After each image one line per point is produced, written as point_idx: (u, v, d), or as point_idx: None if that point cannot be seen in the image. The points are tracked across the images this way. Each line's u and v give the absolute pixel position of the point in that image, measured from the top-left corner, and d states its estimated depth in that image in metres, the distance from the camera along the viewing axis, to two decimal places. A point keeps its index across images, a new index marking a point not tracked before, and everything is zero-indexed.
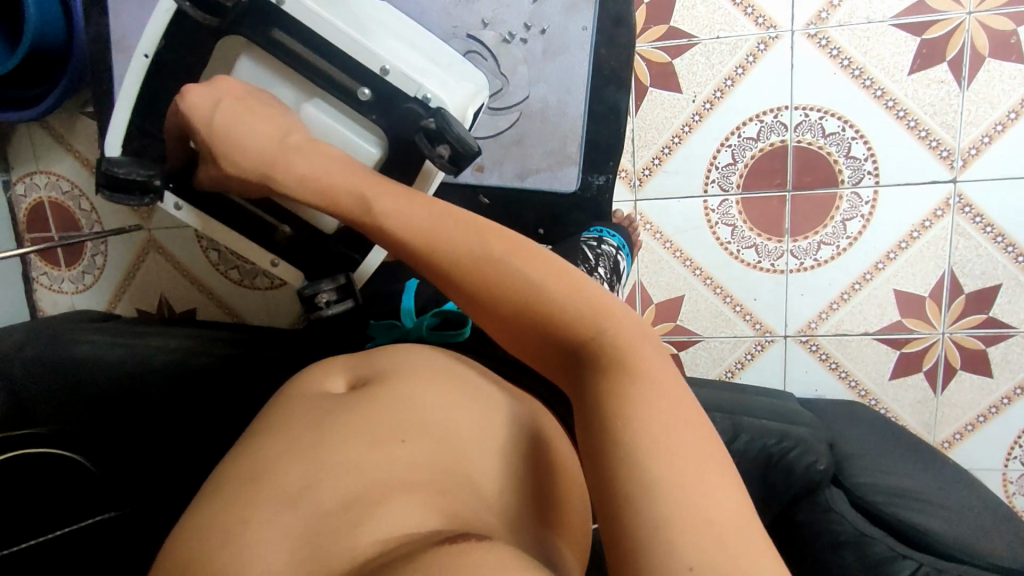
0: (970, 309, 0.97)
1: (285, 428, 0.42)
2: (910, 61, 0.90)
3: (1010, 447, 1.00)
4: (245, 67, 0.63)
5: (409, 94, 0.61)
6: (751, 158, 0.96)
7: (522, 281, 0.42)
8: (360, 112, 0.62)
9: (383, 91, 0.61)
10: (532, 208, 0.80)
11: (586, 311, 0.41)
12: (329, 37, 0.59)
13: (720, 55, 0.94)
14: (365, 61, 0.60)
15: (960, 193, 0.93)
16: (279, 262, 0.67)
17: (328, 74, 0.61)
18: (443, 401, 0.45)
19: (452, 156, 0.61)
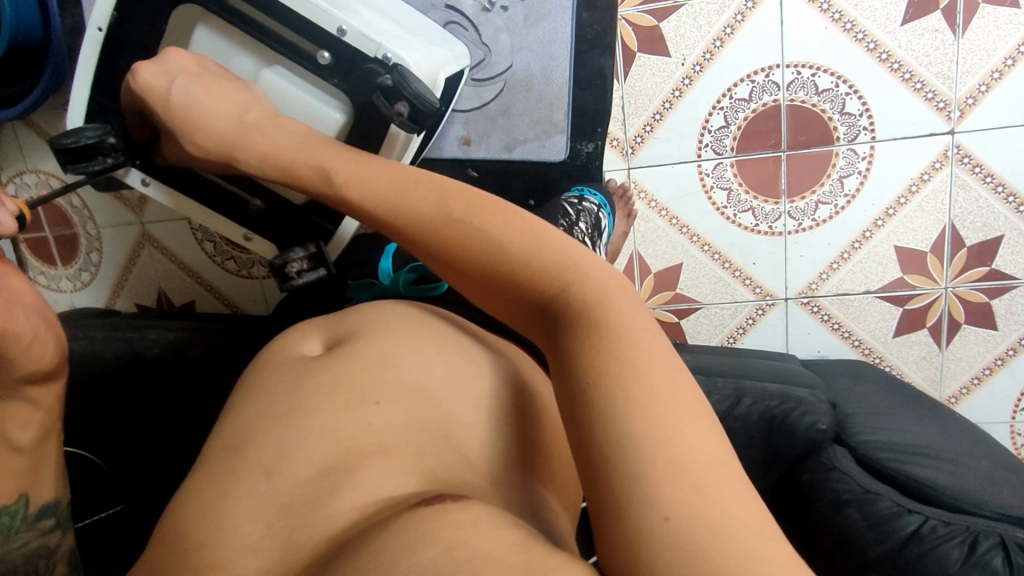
0: (971, 262, 0.96)
1: (257, 398, 0.42)
2: (903, 11, 0.88)
3: (1017, 400, 0.99)
4: (204, 38, 0.62)
5: (368, 54, 0.59)
6: (744, 120, 0.95)
7: (486, 237, 0.41)
8: (320, 76, 0.61)
9: (344, 53, 0.60)
10: (520, 178, 0.79)
11: (552, 262, 0.40)
12: (294, 6, 0.58)
13: (708, 16, 0.92)
14: (322, 24, 0.58)
15: (958, 144, 0.91)
16: (252, 236, 0.67)
17: (288, 42, 0.60)
18: (416, 357, 0.43)
19: (411, 114, 0.60)
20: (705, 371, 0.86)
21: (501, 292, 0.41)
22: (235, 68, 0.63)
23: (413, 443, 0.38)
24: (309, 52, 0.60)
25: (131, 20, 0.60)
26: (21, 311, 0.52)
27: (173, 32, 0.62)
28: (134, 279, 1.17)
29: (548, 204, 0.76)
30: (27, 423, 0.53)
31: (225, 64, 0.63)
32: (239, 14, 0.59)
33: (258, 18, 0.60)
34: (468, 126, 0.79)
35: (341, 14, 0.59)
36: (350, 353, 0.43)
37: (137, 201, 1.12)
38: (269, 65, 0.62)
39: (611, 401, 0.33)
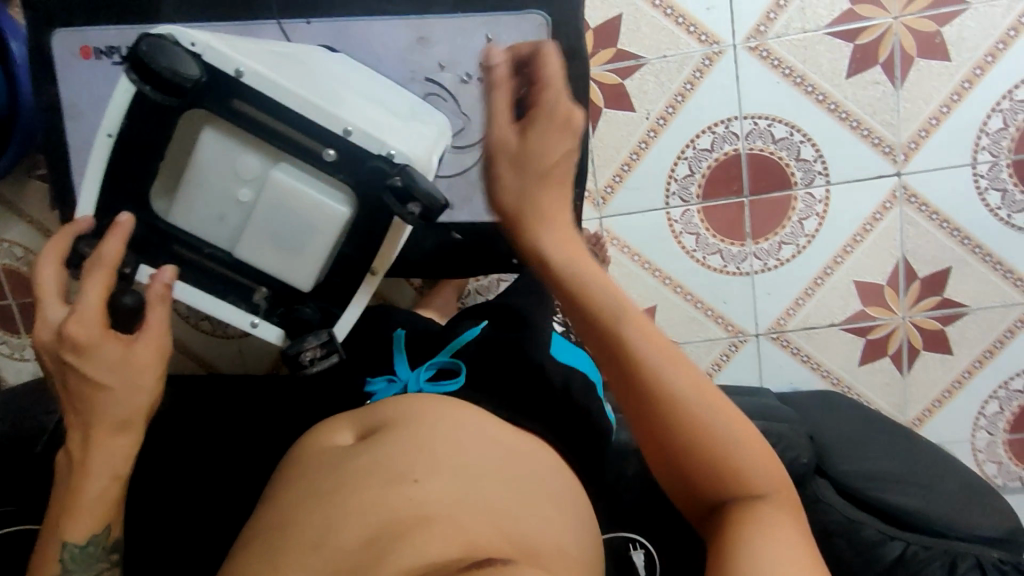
0: (925, 293, 1.01)
1: (306, 480, 0.50)
2: (847, 66, 0.95)
3: (975, 418, 1.05)
4: (211, 141, 0.61)
5: (373, 150, 0.60)
6: (707, 168, 1.01)
7: (693, 418, 0.50)
8: (326, 172, 0.61)
9: (348, 151, 0.60)
10: (501, 241, 0.78)
11: (734, 453, 0.50)
12: (291, 105, 0.58)
13: (669, 73, 0.98)
14: (326, 125, 0.59)
15: (905, 185, 0.98)
16: (259, 323, 0.66)
17: (291, 139, 0.60)
18: (448, 435, 0.50)
19: (422, 211, 0.62)
20: None
21: (668, 450, 0.51)
22: (243, 168, 0.62)
23: None
24: (313, 149, 0.60)
25: (129, 116, 0.59)
26: None
27: (175, 148, 0.63)
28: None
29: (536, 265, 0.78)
30: None
31: (230, 163, 0.62)
32: (238, 112, 0.59)
33: (258, 116, 0.59)
34: (450, 190, 0.78)
35: (342, 114, 0.60)
36: (392, 431, 0.50)
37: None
38: (275, 163, 0.62)
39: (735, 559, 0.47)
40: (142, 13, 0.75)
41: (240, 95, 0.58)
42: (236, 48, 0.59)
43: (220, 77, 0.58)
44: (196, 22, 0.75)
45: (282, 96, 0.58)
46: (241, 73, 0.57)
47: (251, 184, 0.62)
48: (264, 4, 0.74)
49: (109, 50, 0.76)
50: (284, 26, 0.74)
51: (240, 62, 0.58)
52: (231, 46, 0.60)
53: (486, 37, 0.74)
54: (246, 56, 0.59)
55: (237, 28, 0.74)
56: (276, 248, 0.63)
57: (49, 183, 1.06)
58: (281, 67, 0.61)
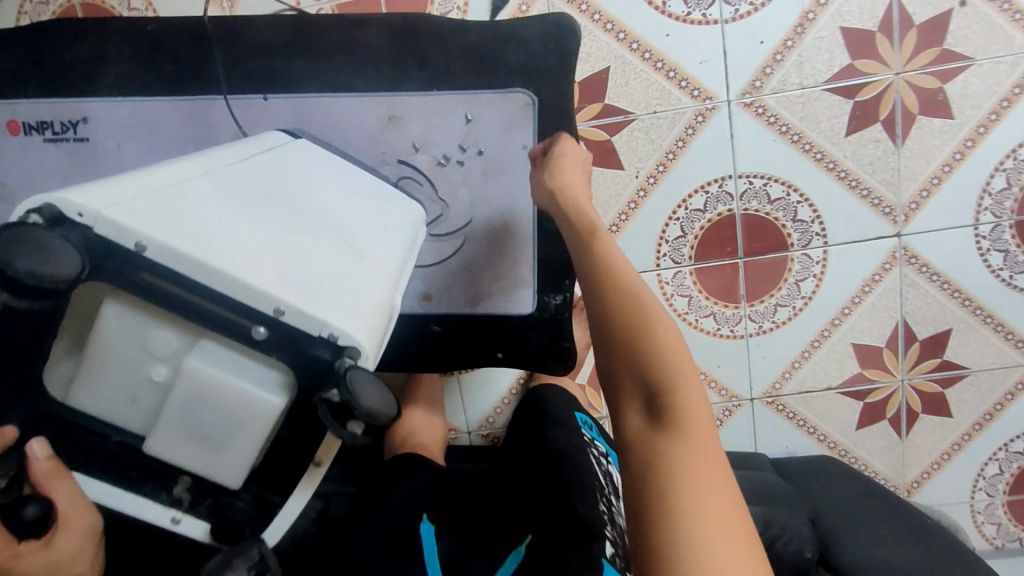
0: (924, 355, 0.98)
1: None
2: (846, 123, 0.90)
3: (975, 481, 1.02)
4: (114, 317, 0.44)
5: (314, 331, 0.44)
6: (699, 229, 0.95)
7: (651, 346, 0.51)
8: (258, 352, 0.45)
9: (282, 334, 0.44)
10: (485, 335, 0.72)
11: (682, 399, 0.49)
12: (208, 278, 0.41)
13: (660, 129, 0.92)
14: (251, 302, 0.42)
15: (905, 246, 0.94)
16: (183, 518, 0.49)
17: (208, 315, 0.42)
18: None
19: (366, 428, 0.46)
20: None
21: (626, 368, 0.51)
22: (155, 347, 0.45)
23: None
24: (238, 329, 0.43)
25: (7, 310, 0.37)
26: None
27: (73, 315, 0.47)
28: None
29: (526, 360, 0.73)
30: None
31: (141, 345, 0.45)
32: (128, 284, 0.40)
33: (168, 288, 0.41)
34: (426, 279, 0.72)
35: (275, 283, 0.44)
36: None
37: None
38: (194, 342, 0.45)
39: (684, 514, 0.42)
40: (77, 88, 0.67)
41: (128, 266, 0.40)
42: (141, 189, 0.42)
43: (102, 244, 0.39)
44: (137, 99, 0.67)
45: (188, 269, 0.41)
46: (143, 245, 0.39)
47: (169, 366, 0.45)
48: (213, 79, 0.66)
49: (42, 126, 0.68)
50: (234, 102, 0.67)
51: (124, 213, 0.39)
52: (129, 185, 0.42)
53: (465, 117, 0.67)
54: (138, 197, 0.41)
55: (185, 104, 0.67)
56: (197, 450, 0.46)
57: None
58: (195, 208, 0.44)
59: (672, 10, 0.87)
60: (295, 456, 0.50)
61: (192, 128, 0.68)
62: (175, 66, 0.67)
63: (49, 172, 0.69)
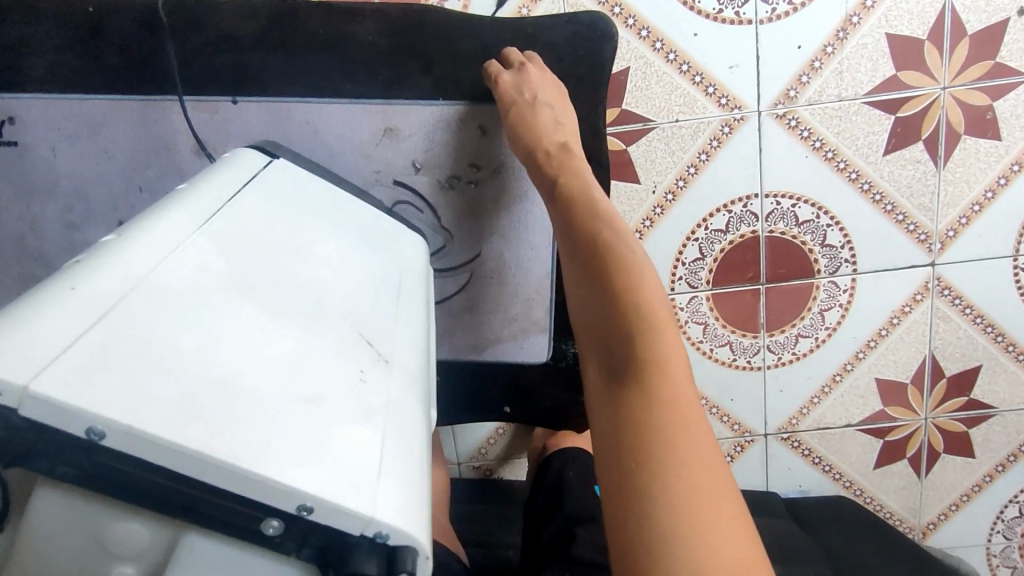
0: (951, 393, 0.91)
1: None
2: (886, 141, 0.81)
3: (993, 523, 0.96)
4: (57, 512, 0.30)
5: (353, 530, 0.30)
6: (719, 252, 0.87)
7: (618, 291, 0.44)
8: (277, 548, 0.31)
9: (311, 531, 0.30)
10: (495, 384, 0.71)
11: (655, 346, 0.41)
12: (196, 470, 0.28)
13: (682, 141, 0.82)
14: (265, 497, 0.29)
15: (939, 276, 0.86)
16: None
17: (201, 504, 0.29)
18: None
19: None
20: None
21: (600, 319, 0.44)
22: (116, 547, 0.30)
23: None
24: (244, 522, 0.30)
25: None
26: None
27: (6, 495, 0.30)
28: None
29: (540, 412, 0.72)
30: None
31: (96, 548, 0.30)
32: (80, 468, 0.28)
33: (132, 471, 0.28)
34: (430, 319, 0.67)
35: (293, 460, 0.30)
36: None
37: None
38: (176, 544, 0.31)
39: (663, 488, 0.36)
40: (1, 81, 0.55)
41: (75, 447, 0.27)
42: (93, 314, 0.30)
43: (37, 427, 0.27)
44: (75, 97, 0.56)
45: (165, 457, 0.27)
46: (98, 433, 0.26)
47: (139, 569, 0.31)
48: (166, 76, 0.56)
49: None
50: (192, 105, 0.57)
51: (63, 376, 0.27)
52: (80, 310, 0.30)
53: (475, 132, 0.59)
54: (90, 332, 0.29)
55: (136, 104, 0.57)
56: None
57: None
58: (175, 337, 0.31)
59: (702, 7, 0.76)
60: None
61: (145, 133, 0.58)
62: (120, 57, 0.55)
63: None
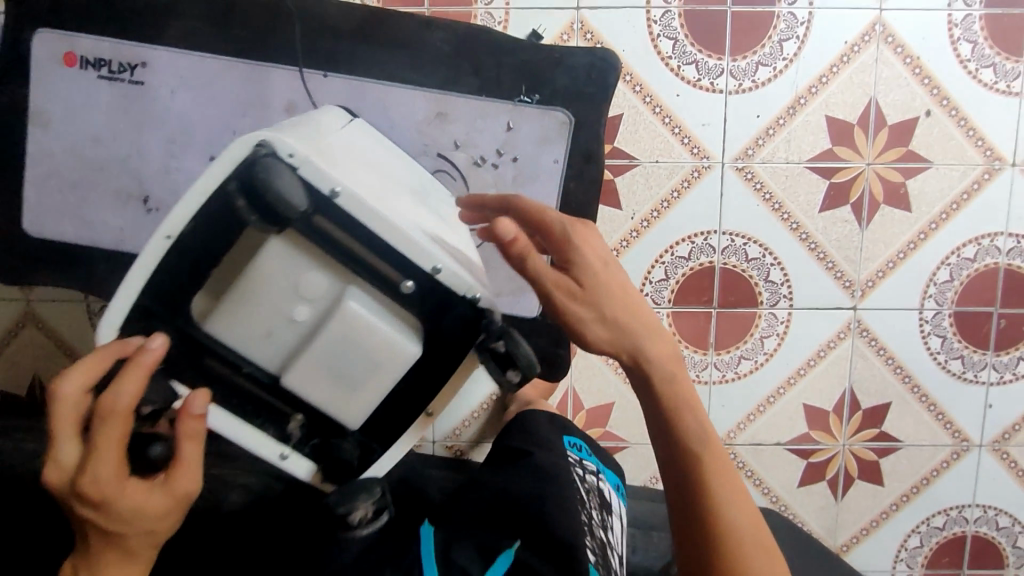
0: (865, 424, 1.06)
1: None
2: (821, 200, 1.00)
3: (897, 550, 1.09)
4: (282, 255, 0.57)
5: (460, 292, 0.60)
6: (681, 275, 1.02)
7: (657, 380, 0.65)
8: (402, 304, 0.61)
9: (436, 287, 0.60)
10: None
11: (688, 392, 0.65)
12: (377, 229, 0.56)
13: (658, 178, 0.99)
14: (417, 259, 0.58)
15: (859, 319, 1.03)
16: (288, 455, 0.65)
17: (371, 262, 0.58)
18: None
19: (518, 378, 0.65)
20: None
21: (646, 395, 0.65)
22: (304, 288, 0.58)
23: None
24: (392, 278, 0.59)
25: (194, 222, 0.54)
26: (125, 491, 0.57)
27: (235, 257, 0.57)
28: (16, 345, 1.10)
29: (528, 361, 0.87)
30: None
31: (296, 283, 0.58)
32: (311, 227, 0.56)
33: (338, 233, 0.56)
34: None
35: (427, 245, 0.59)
36: None
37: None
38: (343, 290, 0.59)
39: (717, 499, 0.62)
40: (142, 33, 0.70)
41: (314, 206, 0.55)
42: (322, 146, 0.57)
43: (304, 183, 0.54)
44: (198, 55, 0.71)
45: (363, 217, 0.56)
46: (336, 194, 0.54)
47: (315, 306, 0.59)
48: (273, 47, 0.70)
49: (100, 63, 0.71)
50: (292, 74, 0.71)
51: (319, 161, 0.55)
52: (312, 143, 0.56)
53: (507, 125, 0.73)
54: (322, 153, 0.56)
55: (245, 68, 0.71)
56: (328, 378, 0.62)
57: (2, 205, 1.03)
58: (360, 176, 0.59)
59: (685, 74, 0.96)
60: (407, 408, 0.66)
61: (246, 89, 0.72)
62: (245, 32, 0.69)
63: (95, 106, 0.73)
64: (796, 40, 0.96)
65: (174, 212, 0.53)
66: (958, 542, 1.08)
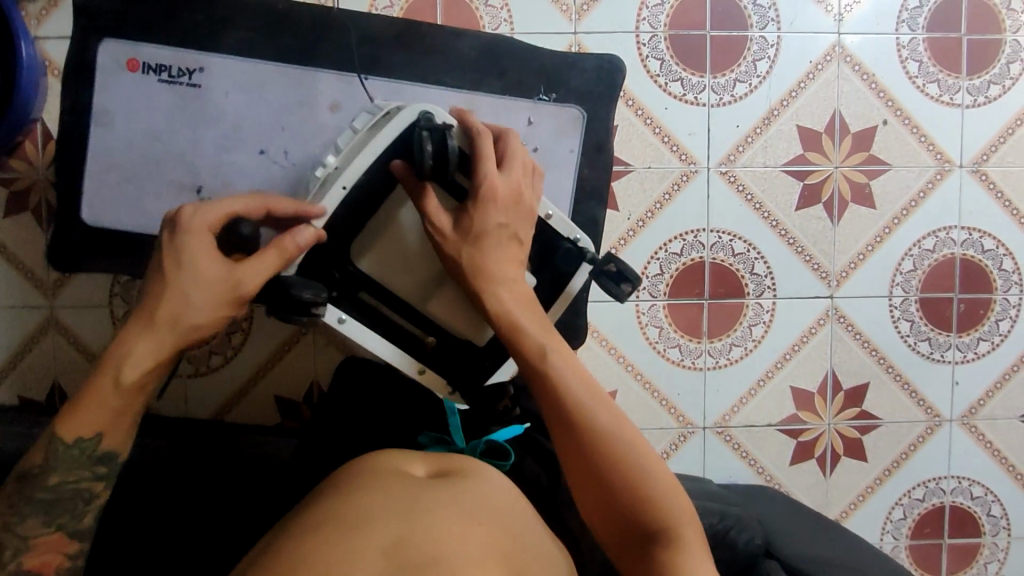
0: (847, 403, 1.15)
1: (359, 491, 0.53)
2: (796, 200, 1.12)
3: (885, 522, 1.17)
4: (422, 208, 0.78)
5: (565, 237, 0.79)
6: (675, 270, 1.12)
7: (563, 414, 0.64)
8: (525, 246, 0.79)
9: (543, 232, 0.79)
10: None
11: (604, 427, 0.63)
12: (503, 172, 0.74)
13: (651, 182, 1.10)
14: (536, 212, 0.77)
15: (836, 307, 1.14)
16: (425, 372, 0.77)
17: None
18: (480, 486, 0.56)
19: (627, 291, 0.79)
20: None
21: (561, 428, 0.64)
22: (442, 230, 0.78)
23: (492, 546, 0.50)
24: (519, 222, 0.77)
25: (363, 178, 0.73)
26: (194, 293, 0.64)
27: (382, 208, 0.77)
28: (35, 356, 1.03)
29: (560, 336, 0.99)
30: (142, 360, 0.63)
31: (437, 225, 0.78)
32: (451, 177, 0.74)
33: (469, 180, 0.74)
34: None
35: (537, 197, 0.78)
36: (457, 481, 0.55)
37: (52, 282, 1.03)
38: None
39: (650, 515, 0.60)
40: (201, 42, 0.79)
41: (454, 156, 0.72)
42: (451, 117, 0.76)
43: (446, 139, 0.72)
44: (252, 61, 0.79)
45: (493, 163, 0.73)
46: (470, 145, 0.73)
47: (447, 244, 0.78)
48: (320, 54, 0.80)
49: (161, 68, 0.79)
50: (335, 77, 0.81)
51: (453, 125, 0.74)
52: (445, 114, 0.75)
53: (528, 120, 0.83)
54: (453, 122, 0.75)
55: (295, 72, 0.80)
56: (460, 298, 0.77)
57: (35, 214, 1.01)
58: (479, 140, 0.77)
59: (671, 90, 1.09)
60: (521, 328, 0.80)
61: (294, 91, 0.81)
62: (294, 39, 0.79)
63: (152, 108, 0.81)
64: (767, 60, 1.09)
65: (352, 167, 0.72)
66: (938, 512, 1.17)
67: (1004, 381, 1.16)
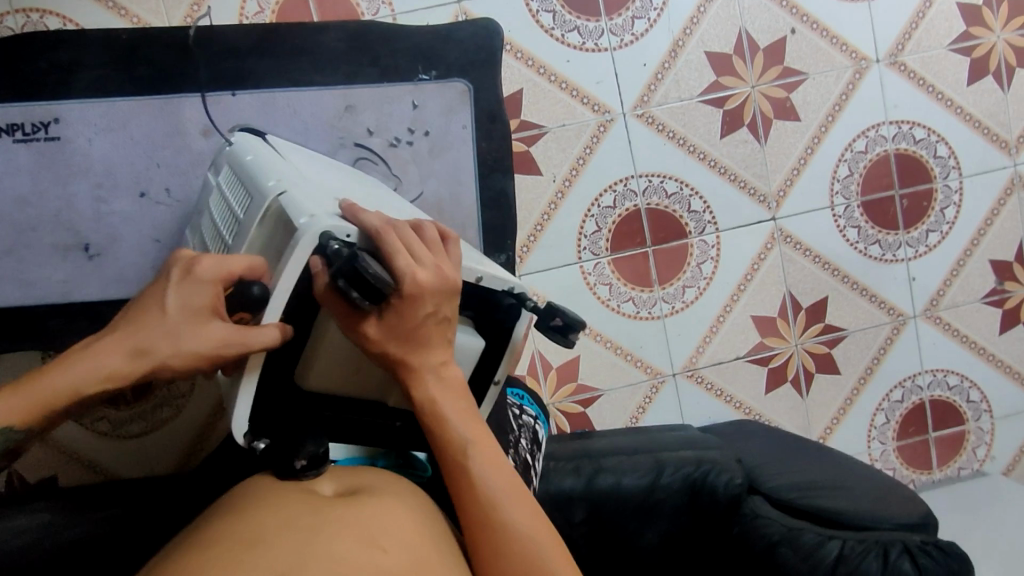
0: (810, 321, 1.14)
1: (254, 516, 0.50)
2: (719, 128, 1.09)
3: (869, 430, 1.16)
4: None
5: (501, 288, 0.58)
6: (612, 224, 1.09)
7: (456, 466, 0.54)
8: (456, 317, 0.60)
9: (471, 292, 0.59)
10: None
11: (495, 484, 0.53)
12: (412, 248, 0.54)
13: (569, 140, 1.07)
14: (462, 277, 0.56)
15: (781, 228, 1.12)
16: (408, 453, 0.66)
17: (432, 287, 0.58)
18: (393, 510, 0.53)
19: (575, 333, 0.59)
20: (610, 447, 0.93)
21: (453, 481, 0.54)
22: None
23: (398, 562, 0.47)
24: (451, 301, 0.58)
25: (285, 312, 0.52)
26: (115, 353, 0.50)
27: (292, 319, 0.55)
28: None
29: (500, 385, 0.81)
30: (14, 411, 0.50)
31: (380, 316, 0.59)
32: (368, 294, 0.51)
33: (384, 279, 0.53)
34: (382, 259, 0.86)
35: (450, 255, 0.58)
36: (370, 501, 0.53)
37: None
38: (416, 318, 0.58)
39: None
40: (51, 92, 0.79)
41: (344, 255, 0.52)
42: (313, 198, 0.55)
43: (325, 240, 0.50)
44: (111, 100, 0.80)
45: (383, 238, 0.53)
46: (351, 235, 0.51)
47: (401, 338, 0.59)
48: (177, 81, 0.80)
49: (13, 127, 0.79)
50: (200, 99, 0.81)
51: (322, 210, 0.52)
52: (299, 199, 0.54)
53: (411, 104, 0.86)
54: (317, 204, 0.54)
55: (156, 103, 0.81)
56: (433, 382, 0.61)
57: None
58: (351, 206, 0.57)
59: (570, 41, 1.05)
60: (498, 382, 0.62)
61: (163, 122, 0.81)
62: (147, 69, 0.80)
63: None
64: None
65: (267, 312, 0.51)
66: (919, 409, 1.17)
67: (961, 268, 1.14)
